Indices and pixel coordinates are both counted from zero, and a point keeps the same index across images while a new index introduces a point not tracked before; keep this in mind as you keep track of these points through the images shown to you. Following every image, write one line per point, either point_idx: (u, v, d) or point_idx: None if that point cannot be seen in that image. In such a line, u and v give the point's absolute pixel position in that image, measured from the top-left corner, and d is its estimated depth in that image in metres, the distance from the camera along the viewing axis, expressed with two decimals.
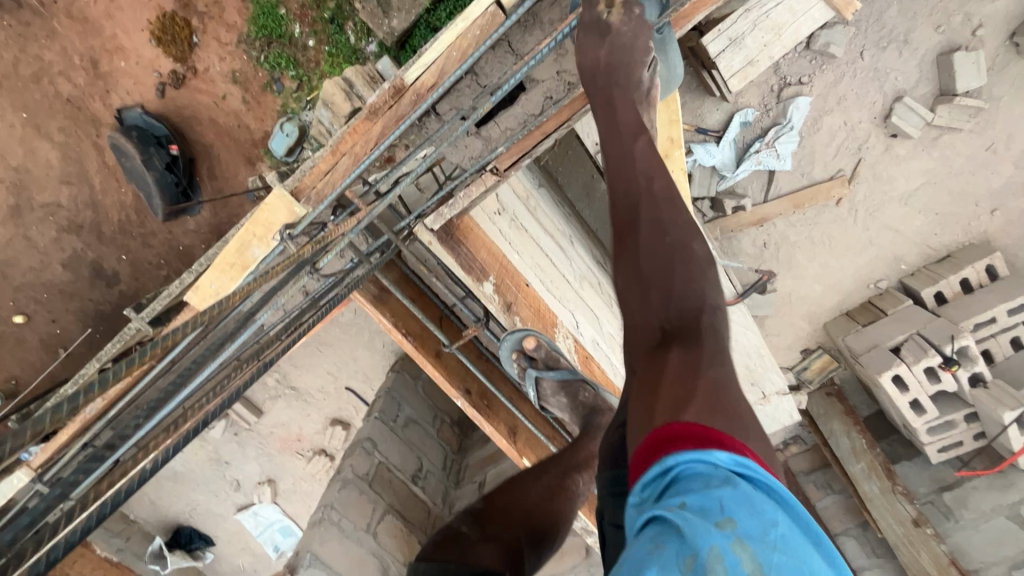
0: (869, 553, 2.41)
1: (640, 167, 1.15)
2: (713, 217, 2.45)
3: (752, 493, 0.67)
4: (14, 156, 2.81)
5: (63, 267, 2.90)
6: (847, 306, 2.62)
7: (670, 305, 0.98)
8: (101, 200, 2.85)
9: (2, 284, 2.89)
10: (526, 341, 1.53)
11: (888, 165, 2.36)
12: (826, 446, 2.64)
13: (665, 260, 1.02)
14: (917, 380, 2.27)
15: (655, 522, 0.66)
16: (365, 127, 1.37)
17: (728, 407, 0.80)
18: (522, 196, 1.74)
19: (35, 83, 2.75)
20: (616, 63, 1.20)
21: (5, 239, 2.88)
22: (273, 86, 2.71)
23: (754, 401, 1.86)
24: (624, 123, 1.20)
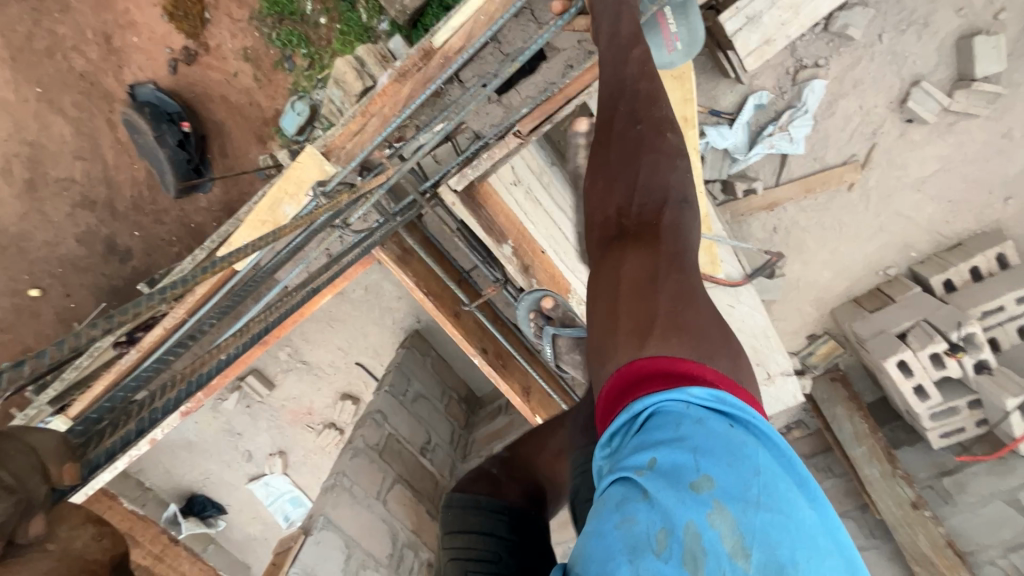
0: (867, 534, 2.49)
1: (628, 78, 1.14)
2: (723, 201, 2.45)
3: (722, 436, 0.78)
4: (29, 130, 2.85)
5: (79, 242, 2.95)
6: (856, 291, 2.62)
7: (633, 201, 1.04)
8: (115, 175, 2.89)
9: (18, 258, 2.96)
10: (544, 301, 1.60)
11: (902, 151, 2.35)
12: (829, 430, 2.67)
13: (631, 153, 1.06)
14: (921, 365, 2.29)
15: (626, 485, 0.79)
16: (393, 90, 1.35)
17: (687, 314, 0.89)
18: (536, 168, 1.75)
19: (49, 58, 2.78)
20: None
21: (21, 212, 2.93)
22: (285, 64, 2.72)
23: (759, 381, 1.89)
24: (623, 35, 1.16)
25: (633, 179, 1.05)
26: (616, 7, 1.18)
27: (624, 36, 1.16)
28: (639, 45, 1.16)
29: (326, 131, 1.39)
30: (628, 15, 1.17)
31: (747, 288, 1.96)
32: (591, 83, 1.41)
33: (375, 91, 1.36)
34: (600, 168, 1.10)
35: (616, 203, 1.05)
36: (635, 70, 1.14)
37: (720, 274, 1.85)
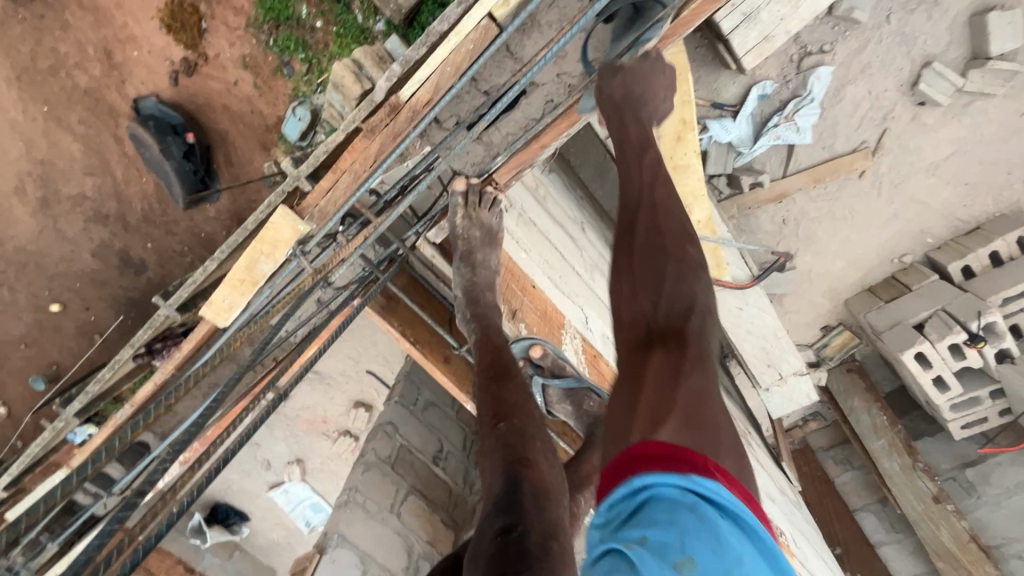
0: (888, 528, 2.45)
1: (641, 184, 1.05)
2: (729, 195, 2.39)
3: (717, 522, 0.64)
4: (38, 149, 2.87)
5: (94, 256, 2.99)
6: (871, 281, 2.57)
7: (660, 304, 0.91)
8: (124, 189, 2.91)
9: (36, 274, 2.99)
10: (532, 350, 1.46)
11: (914, 135, 2.26)
12: (846, 423, 2.64)
13: (655, 265, 0.94)
14: (940, 357, 2.23)
15: (612, 557, 0.65)
16: (362, 146, 1.19)
17: (707, 419, 0.75)
18: (531, 186, 1.65)
19: (54, 77, 2.79)
20: (636, 94, 1.13)
21: (37, 230, 2.96)
22: (284, 69, 2.70)
23: (770, 383, 1.87)
24: (634, 141, 1.11)
25: (659, 286, 0.92)
26: (619, 117, 1.12)
27: (634, 143, 1.11)
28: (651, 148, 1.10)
29: (324, 139, 1.24)
30: (634, 118, 1.12)
31: (755, 290, 1.86)
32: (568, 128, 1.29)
33: (375, 97, 1.21)
34: (623, 271, 0.98)
35: (646, 305, 0.92)
36: (650, 177, 1.06)
37: (727, 276, 1.75)
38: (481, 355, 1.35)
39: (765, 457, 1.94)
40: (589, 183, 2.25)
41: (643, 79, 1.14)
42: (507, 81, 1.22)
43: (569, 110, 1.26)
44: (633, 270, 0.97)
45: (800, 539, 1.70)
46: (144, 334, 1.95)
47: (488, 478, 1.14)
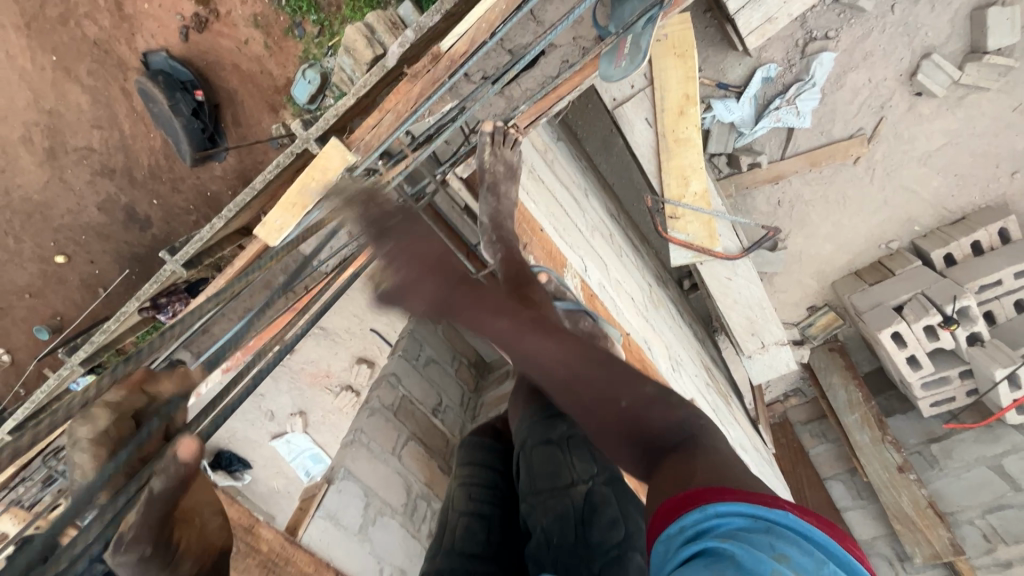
0: (854, 495, 2.61)
1: (534, 362, 0.96)
2: (728, 173, 2.47)
3: (799, 528, 0.63)
4: (46, 99, 2.92)
5: (100, 209, 3.05)
6: (857, 265, 2.68)
7: (646, 434, 0.87)
8: (131, 144, 2.97)
9: (43, 225, 3.07)
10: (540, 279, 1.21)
11: (910, 124, 2.35)
12: (824, 399, 2.79)
13: (613, 415, 0.90)
14: (915, 336, 2.35)
15: (705, 554, 0.61)
16: (404, 89, 1.20)
17: (731, 467, 0.75)
18: (538, 147, 1.56)
19: (65, 27, 2.83)
20: (432, 257, 0.98)
21: (44, 180, 3.02)
22: (295, 31, 2.74)
23: (753, 350, 2.00)
24: (493, 326, 0.96)
25: (630, 422, 0.89)
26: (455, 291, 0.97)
27: (496, 330, 0.96)
28: (529, 313, 1.01)
29: (338, 101, 1.37)
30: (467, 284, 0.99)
31: (745, 262, 1.95)
32: (582, 83, 1.35)
33: (387, 63, 1.36)
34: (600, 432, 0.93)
35: (645, 452, 0.87)
36: (537, 346, 0.95)
37: (719, 247, 1.83)
38: (501, 266, 1.19)
39: (743, 420, 2.01)
40: (594, 156, 2.42)
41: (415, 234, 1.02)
42: (530, 41, 1.31)
43: (590, 63, 1.31)
44: (616, 436, 0.90)
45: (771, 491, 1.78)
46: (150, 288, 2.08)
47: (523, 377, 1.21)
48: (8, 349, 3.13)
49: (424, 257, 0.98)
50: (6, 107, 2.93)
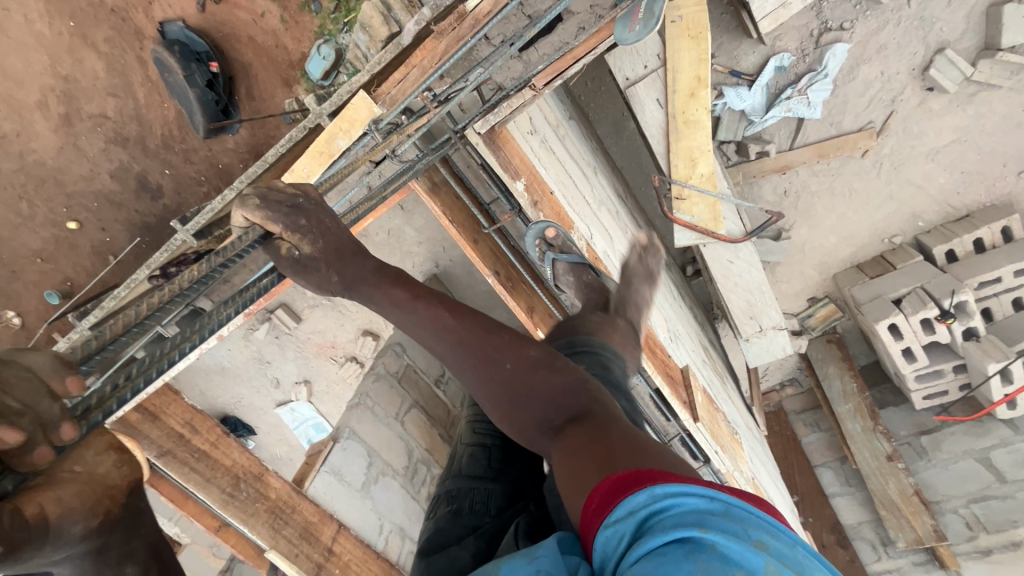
0: (842, 481, 2.68)
1: (429, 330, 0.98)
2: (737, 161, 2.51)
3: (759, 514, 0.59)
4: (63, 64, 2.54)
5: (112, 177, 2.67)
6: (860, 258, 2.71)
7: (553, 409, 0.89)
8: (146, 113, 2.60)
9: (53, 191, 2.68)
10: (546, 233, 1.26)
11: (920, 119, 2.37)
12: (819, 388, 2.84)
13: (515, 390, 0.92)
14: (911, 329, 2.39)
15: (680, 543, 0.54)
16: (431, 46, 1.14)
17: (663, 450, 0.72)
18: (552, 121, 1.60)
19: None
20: (342, 245, 0.99)
21: (58, 146, 2.64)
22: (311, 5, 2.37)
23: (749, 333, 2.06)
24: (397, 298, 1.00)
25: (534, 396, 0.91)
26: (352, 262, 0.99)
27: (401, 301, 1.00)
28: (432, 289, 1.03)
29: (348, 80, 1.22)
30: (372, 266, 1.02)
31: (746, 245, 2.00)
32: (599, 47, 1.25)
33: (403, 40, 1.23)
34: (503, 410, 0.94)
35: (534, 417, 0.90)
36: (434, 315, 0.98)
37: (722, 230, 1.87)
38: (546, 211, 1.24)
39: (736, 401, 2.06)
40: (605, 139, 2.45)
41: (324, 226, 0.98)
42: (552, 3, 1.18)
43: (606, 24, 1.21)
44: (501, 401, 0.94)
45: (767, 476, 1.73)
46: (160, 257, 2.03)
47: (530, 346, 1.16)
48: (18, 311, 2.73)
49: (332, 245, 0.98)
50: (21, 69, 2.54)
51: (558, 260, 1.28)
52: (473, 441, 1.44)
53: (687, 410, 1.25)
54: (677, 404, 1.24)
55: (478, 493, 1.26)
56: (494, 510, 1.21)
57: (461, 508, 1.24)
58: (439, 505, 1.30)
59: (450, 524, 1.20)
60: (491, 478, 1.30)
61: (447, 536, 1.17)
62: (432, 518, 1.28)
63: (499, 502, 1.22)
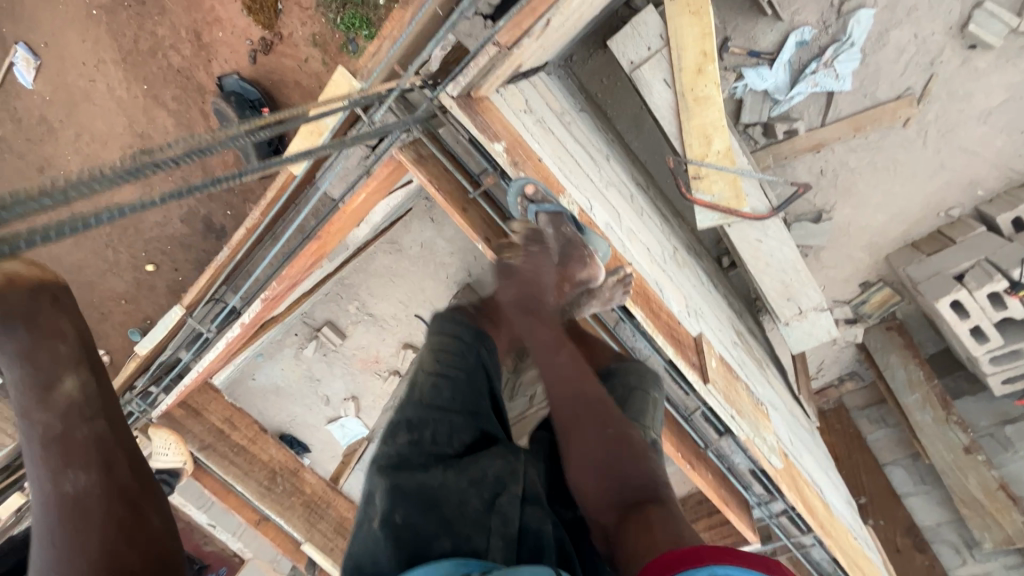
0: (916, 480, 2.48)
1: (571, 381, 1.11)
2: (765, 144, 2.39)
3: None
4: (139, 122, 2.61)
5: (183, 222, 2.85)
6: (914, 236, 2.52)
7: (624, 485, 0.95)
8: (209, 160, 2.75)
9: (134, 237, 2.89)
10: (526, 189, 1.14)
11: (965, 79, 2.22)
12: (882, 380, 2.62)
13: (607, 450, 1.00)
14: (979, 305, 2.17)
15: None
16: (398, 16, 1.20)
17: None
18: (557, 109, 1.60)
19: (152, 59, 2.57)
20: (530, 292, 1.21)
21: (137, 197, 2.79)
22: (349, 47, 2.43)
23: (788, 316, 1.96)
24: (544, 339, 1.17)
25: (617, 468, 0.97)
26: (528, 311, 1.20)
27: (550, 343, 1.17)
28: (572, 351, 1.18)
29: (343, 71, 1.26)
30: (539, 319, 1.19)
31: (774, 220, 1.91)
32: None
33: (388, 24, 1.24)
34: (580, 463, 1.01)
35: (608, 481, 0.96)
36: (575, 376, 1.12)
37: (747, 207, 1.81)
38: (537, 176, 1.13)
39: (782, 388, 1.94)
40: (625, 134, 2.45)
41: (529, 279, 1.22)
42: None
43: None
44: (587, 453, 1.01)
45: (817, 470, 1.60)
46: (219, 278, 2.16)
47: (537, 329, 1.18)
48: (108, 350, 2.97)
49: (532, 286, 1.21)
50: (104, 131, 2.62)
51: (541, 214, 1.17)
52: (438, 369, 1.12)
53: (695, 371, 1.18)
54: (684, 366, 1.17)
55: (440, 424, 1.04)
56: (458, 447, 1.03)
57: (424, 440, 1.01)
58: (397, 429, 1.03)
59: (412, 456, 0.98)
60: (462, 410, 1.08)
61: (411, 465, 0.97)
62: (387, 443, 1.01)
63: (468, 441, 1.06)
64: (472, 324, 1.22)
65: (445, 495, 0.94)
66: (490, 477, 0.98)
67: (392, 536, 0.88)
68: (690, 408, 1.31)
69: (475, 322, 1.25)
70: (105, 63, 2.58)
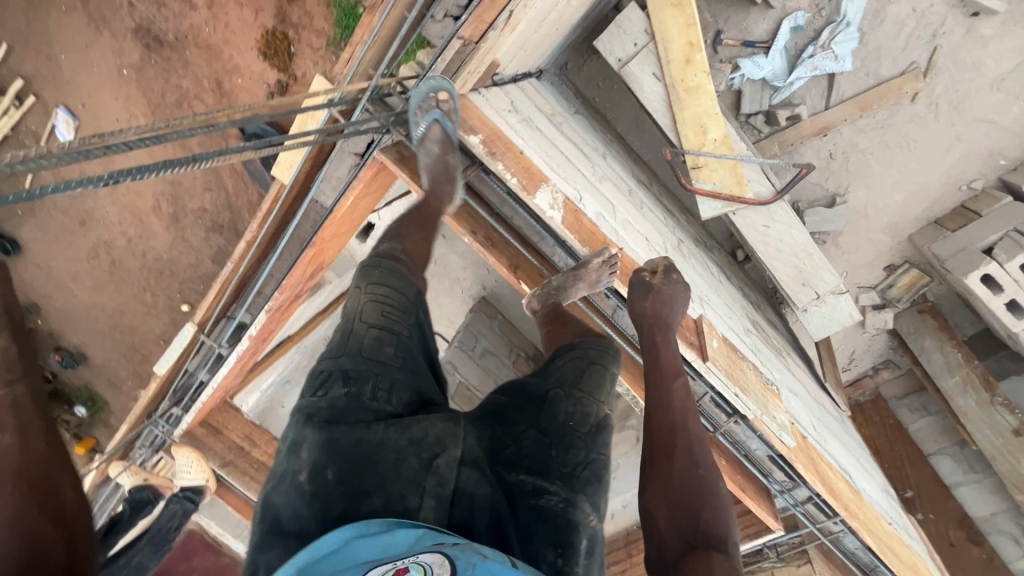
0: (966, 469, 2.34)
1: (677, 410, 1.02)
2: (769, 133, 2.34)
3: None
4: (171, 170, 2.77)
5: (214, 261, 2.89)
6: (936, 213, 2.42)
7: (698, 531, 0.88)
8: (236, 202, 2.74)
9: (169, 279, 2.98)
10: (439, 95, 1.13)
11: (971, 48, 2.18)
12: (917, 365, 2.50)
13: (691, 492, 0.92)
14: (1012, 278, 2.07)
15: None
16: (366, 21, 1.18)
17: None
18: (546, 110, 1.62)
19: (179, 109, 2.66)
20: (660, 315, 1.11)
21: (170, 242, 2.92)
22: None
23: (806, 302, 1.91)
24: (664, 362, 1.08)
25: (698, 514, 0.89)
26: (653, 334, 1.11)
27: (662, 365, 1.08)
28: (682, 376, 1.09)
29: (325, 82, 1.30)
30: (663, 342, 1.10)
31: (780, 204, 1.87)
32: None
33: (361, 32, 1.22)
34: (659, 491, 0.94)
35: (683, 522, 0.89)
36: (682, 404, 1.03)
37: (750, 193, 1.77)
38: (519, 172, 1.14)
39: (806, 375, 1.89)
40: (627, 135, 2.45)
41: (666, 301, 1.10)
42: None
43: None
44: (669, 488, 0.93)
45: (845, 453, 1.56)
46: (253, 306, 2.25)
47: (419, 243, 1.22)
48: None
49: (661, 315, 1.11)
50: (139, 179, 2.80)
51: (434, 125, 1.17)
52: (379, 322, 1.00)
53: (694, 350, 1.15)
54: (683, 346, 1.15)
55: (381, 380, 0.95)
56: (397, 407, 0.94)
57: (362, 394, 0.92)
58: (331, 381, 0.93)
59: (350, 410, 0.90)
60: (402, 367, 0.99)
61: (349, 419, 0.88)
62: (320, 396, 0.92)
63: (407, 399, 0.96)
64: (413, 283, 1.10)
65: (382, 453, 0.86)
66: (430, 436, 0.90)
67: (321, 493, 0.82)
68: (698, 394, 1.28)
69: (415, 279, 1.12)
70: (136, 118, 2.72)
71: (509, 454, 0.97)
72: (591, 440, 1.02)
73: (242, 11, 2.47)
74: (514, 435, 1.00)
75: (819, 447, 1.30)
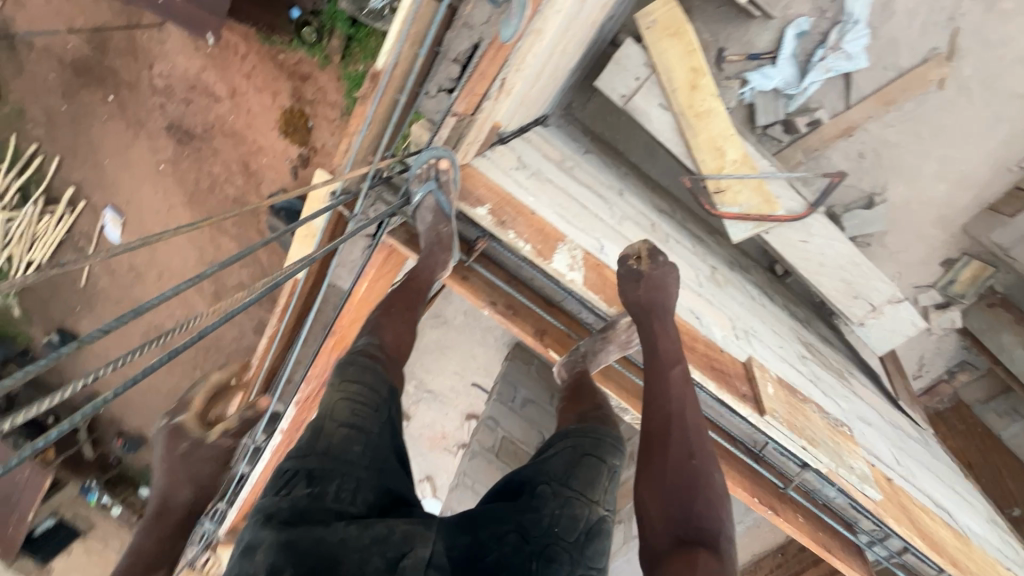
0: None
1: (675, 398, 0.94)
2: (790, 141, 2.25)
3: None
4: (209, 254, 2.89)
5: (257, 332, 2.98)
6: (987, 199, 2.26)
7: (690, 525, 0.81)
8: (273, 274, 2.85)
9: (216, 356, 3.07)
10: (438, 162, 1.12)
11: (994, 26, 2.07)
12: (998, 364, 2.28)
13: (686, 484, 0.85)
14: None
15: None
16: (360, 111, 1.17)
17: None
18: (555, 157, 1.60)
19: (212, 195, 2.80)
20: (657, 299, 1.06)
21: (213, 319, 3.01)
22: None
23: (861, 316, 1.78)
24: (663, 348, 1.01)
25: (690, 508, 0.82)
26: (653, 318, 1.04)
27: (661, 351, 1.01)
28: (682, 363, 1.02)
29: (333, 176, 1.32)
30: (661, 327, 1.04)
31: (816, 218, 1.76)
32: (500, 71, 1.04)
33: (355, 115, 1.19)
34: (653, 480, 0.86)
35: (677, 516, 0.82)
36: (681, 392, 0.95)
37: (781, 210, 1.68)
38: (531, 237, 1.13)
39: (877, 397, 1.72)
40: (641, 164, 2.41)
41: (661, 285, 1.06)
42: None
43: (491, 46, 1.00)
44: (665, 479, 0.86)
45: (936, 481, 1.40)
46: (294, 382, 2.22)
47: (400, 327, 1.13)
48: None
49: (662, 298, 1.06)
50: (180, 266, 2.94)
51: (430, 197, 1.15)
52: (349, 420, 0.92)
53: (749, 403, 1.07)
54: (734, 400, 1.07)
55: (346, 479, 0.87)
56: (361, 507, 0.86)
57: (325, 495, 0.85)
58: (296, 480, 0.86)
59: (311, 512, 0.83)
60: (370, 465, 0.90)
61: (311, 523, 0.82)
62: (284, 496, 0.85)
63: (375, 498, 0.88)
64: (385, 383, 1.01)
65: (342, 554, 0.79)
66: (396, 534, 0.83)
67: None
68: (760, 444, 1.21)
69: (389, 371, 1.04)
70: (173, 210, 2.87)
71: (487, 563, 0.86)
72: (579, 550, 0.90)
73: (262, 97, 2.60)
74: (494, 539, 0.88)
75: (906, 488, 1.19)
